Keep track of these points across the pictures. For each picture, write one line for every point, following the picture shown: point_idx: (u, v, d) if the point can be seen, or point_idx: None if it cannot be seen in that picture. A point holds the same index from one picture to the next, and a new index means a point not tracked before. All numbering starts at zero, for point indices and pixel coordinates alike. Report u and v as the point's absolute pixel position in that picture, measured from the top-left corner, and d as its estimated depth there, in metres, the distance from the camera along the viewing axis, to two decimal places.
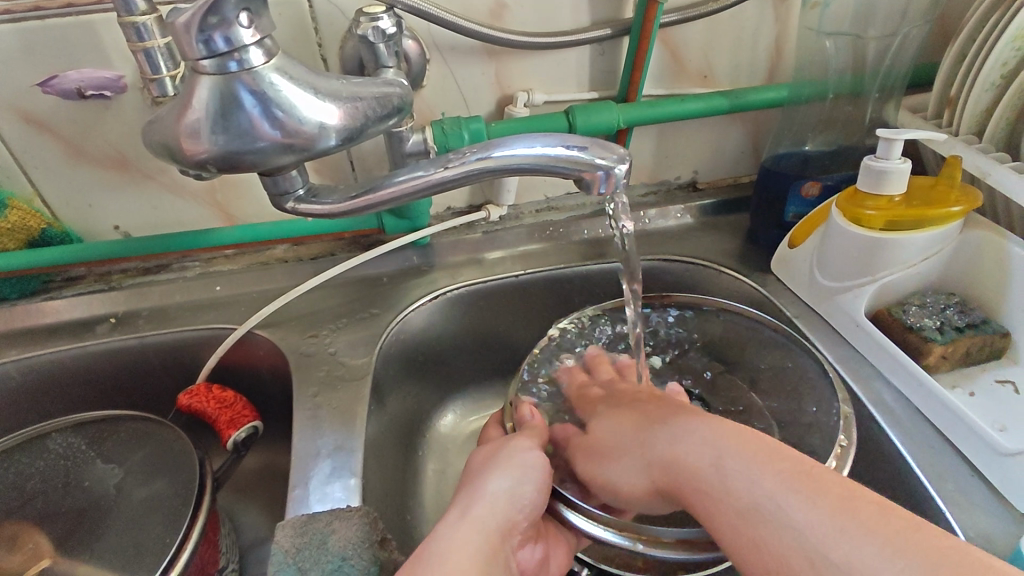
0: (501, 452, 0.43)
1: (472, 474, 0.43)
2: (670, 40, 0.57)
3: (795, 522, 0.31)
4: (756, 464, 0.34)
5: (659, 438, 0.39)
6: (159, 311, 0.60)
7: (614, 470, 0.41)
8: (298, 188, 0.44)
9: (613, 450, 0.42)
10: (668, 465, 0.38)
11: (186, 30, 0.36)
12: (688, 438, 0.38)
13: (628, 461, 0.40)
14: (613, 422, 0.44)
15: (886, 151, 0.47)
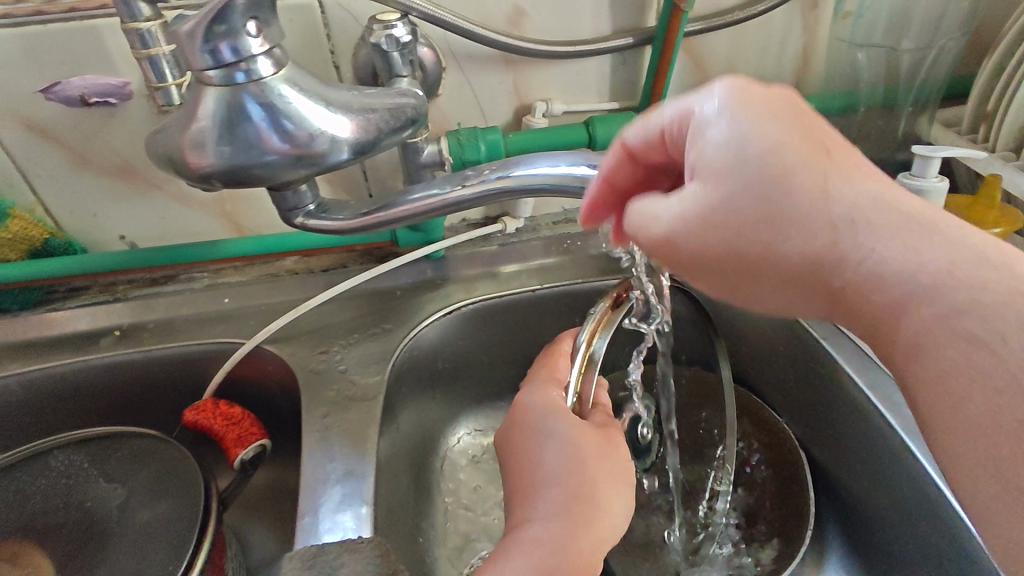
0: (614, 450, 0.44)
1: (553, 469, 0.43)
2: (693, 49, 0.55)
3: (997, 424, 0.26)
4: (959, 282, 0.27)
5: (850, 185, 0.29)
6: (165, 323, 0.58)
7: (749, 276, 0.31)
8: (308, 204, 0.42)
9: (733, 147, 0.28)
10: (833, 262, 0.29)
11: (191, 40, 0.34)
12: (850, 194, 0.29)
13: (769, 269, 0.30)
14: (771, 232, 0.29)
15: (922, 168, 0.45)
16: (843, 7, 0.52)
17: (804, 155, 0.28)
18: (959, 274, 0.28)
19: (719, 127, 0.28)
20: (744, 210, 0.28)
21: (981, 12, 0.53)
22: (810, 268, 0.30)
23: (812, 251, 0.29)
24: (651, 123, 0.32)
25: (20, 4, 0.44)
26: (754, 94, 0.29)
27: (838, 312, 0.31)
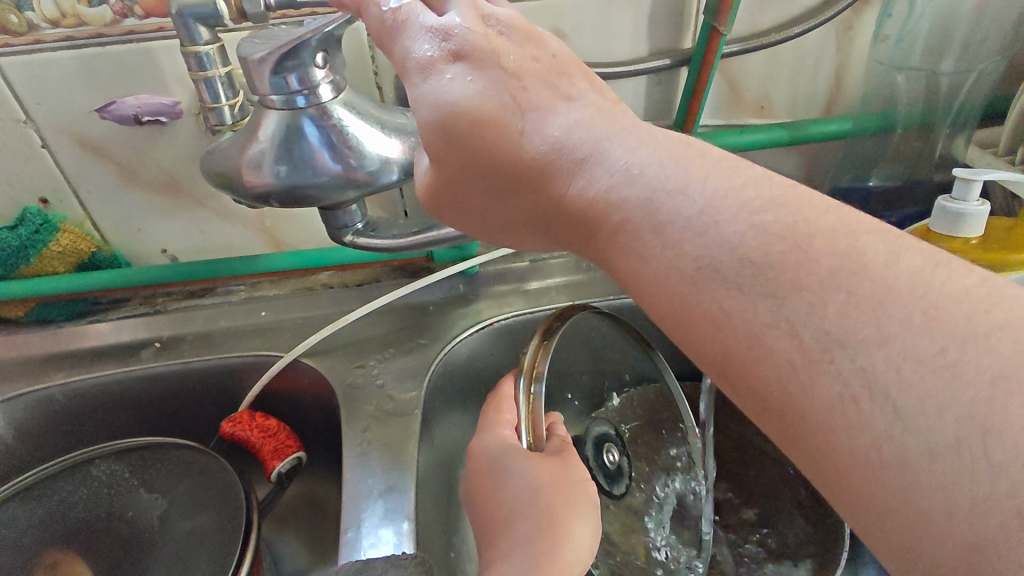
0: (566, 475, 0.41)
1: (517, 501, 0.40)
2: (728, 71, 0.55)
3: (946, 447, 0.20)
4: (836, 291, 0.23)
5: (549, 114, 0.31)
6: (203, 336, 0.59)
7: (626, 279, 0.30)
8: (357, 222, 0.43)
9: (478, 85, 0.30)
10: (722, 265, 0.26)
11: (260, 66, 0.35)
12: (733, 230, 0.26)
13: (652, 278, 0.28)
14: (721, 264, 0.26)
15: (963, 192, 0.45)
16: (882, 31, 0.52)
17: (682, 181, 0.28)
18: (809, 288, 0.24)
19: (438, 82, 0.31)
20: (519, 168, 0.31)
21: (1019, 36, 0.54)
22: (577, 208, 0.30)
23: (591, 194, 0.30)
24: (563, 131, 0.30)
25: (80, 27, 0.46)
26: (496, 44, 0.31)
27: (590, 249, 0.32)
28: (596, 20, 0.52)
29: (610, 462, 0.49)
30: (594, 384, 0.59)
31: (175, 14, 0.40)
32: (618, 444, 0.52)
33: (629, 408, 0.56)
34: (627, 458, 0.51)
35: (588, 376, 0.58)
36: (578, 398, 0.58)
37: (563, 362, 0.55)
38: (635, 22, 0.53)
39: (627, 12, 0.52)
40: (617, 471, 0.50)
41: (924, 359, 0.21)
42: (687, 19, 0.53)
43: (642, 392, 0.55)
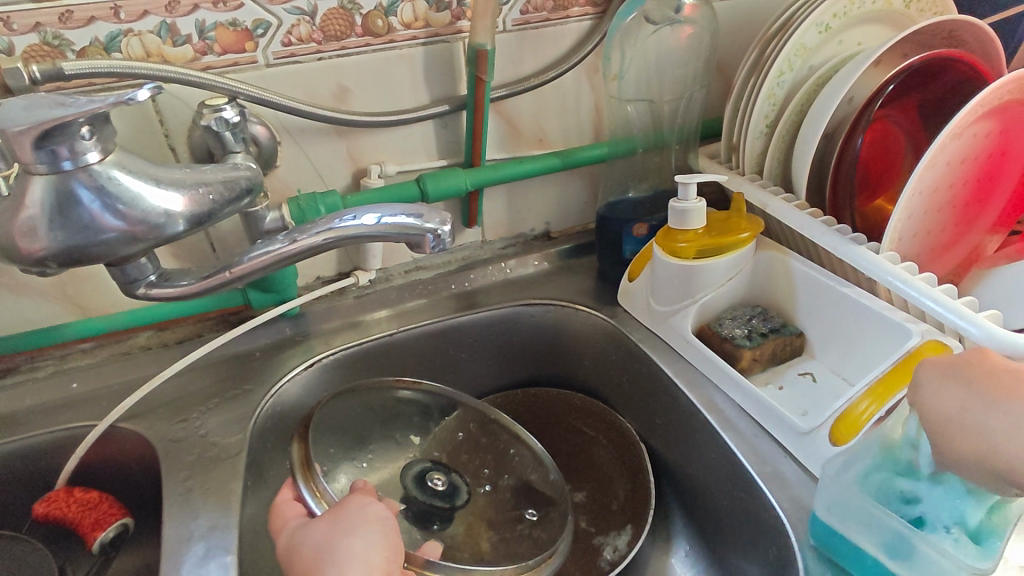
0: (344, 513, 0.45)
1: (314, 545, 0.43)
2: (503, 111, 0.64)
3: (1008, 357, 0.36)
4: None
5: None
6: (4, 418, 0.56)
7: None
8: (149, 274, 0.45)
9: None
10: None
11: (21, 138, 0.36)
12: None
13: None
14: None
15: (684, 193, 0.56)
16: (610, 71, 0.65)
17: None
18: None
19: None
20: None
21: (715, 67, 0.68)
22: None
23: None
24: None
25: None
26: None
27: None
28: (374, 74, 0.58)
29: (438, 485, 0.54)
30: (384, 433, 0.57)
31: None
32: (441, 468, 0.56)
33: (432, 440, 0.59)
34: (455, 474, 0.56)
35: (380, 432, 0.57)
36: (369, 452, 0.55)
37: (334, 423, 0.54)
38: (411, 74, 0.59)
39: (402, 66, 0.59)
40: (450, 489, 0.54)
41: None
42: (458, 69, 0.61)
43: (442, 421, 0.60)
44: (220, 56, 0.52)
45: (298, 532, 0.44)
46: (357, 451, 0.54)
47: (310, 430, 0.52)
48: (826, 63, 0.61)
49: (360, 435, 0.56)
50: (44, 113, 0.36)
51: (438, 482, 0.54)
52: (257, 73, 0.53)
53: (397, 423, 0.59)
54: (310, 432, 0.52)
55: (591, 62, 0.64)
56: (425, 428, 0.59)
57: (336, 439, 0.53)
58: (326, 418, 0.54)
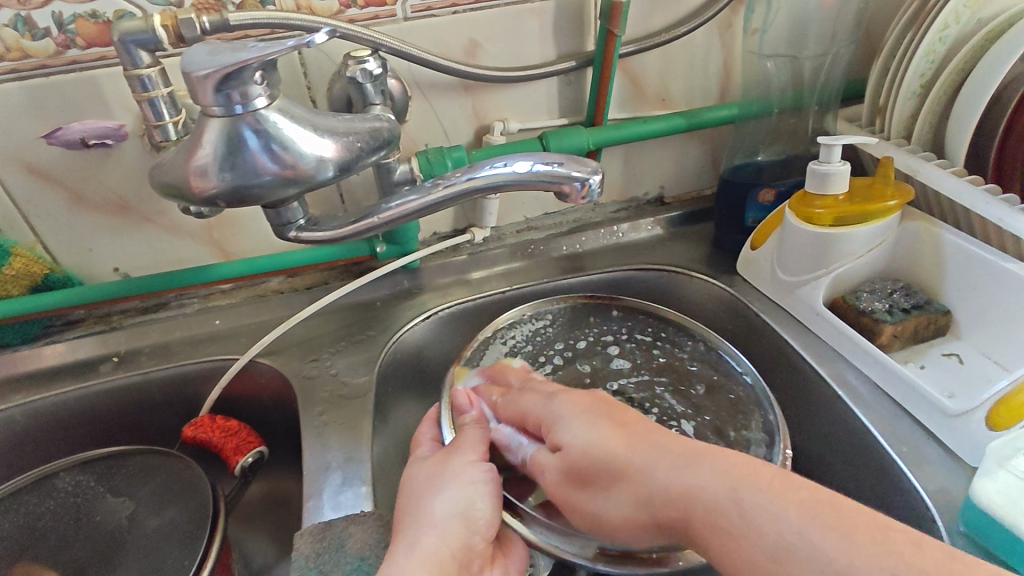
0: (446, 467, 0.42)
1: (409, 497, 0.41)
2: (629, 68, 0.62)
3: (719, 484, 0.34)
4: (686, 456, 0.36)
5: (568, 429, 0.42)
6: (160, 347, 0.62)
7: (631, 464, 0.37)
8: (299, 219, 0.48)
9: (581, 433, 0.41)
10: (651, 487, 0.36)
11: (204, 82, 0.39)
12: (586, 432, 0.41)
13: (658, 473, 0.36)
14: (595, 432, 0.40)
15: (827, 155, 0.53)
16: (750, 25, 0.60)
17: (725, 487, 0.33)
18: (639, 432, 0.40)
19: (567, 429, 0.42)
20: (597, 458, 0.39)
21: (864, 23, 0.63)
22: (593, 452, 0.39)
23: (658, 480, 0.36)
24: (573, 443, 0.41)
25: (24, 59, 0.49)
26: (576, 398, 0.44)
27: (627, 428, 0.40)
28: (504, 28, 0.58)
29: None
30: (574, 353, 0.59)
31: (118, 42, 0.44)
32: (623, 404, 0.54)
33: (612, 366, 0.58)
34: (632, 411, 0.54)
35: (563, 355, 0.59)
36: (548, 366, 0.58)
37: (500, 346, 0.59)
38: (541, 29, 0.59)
39: (532, 20, 0.58)
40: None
41: (726, 499, 0.33)
42: (587, 24, 0.60)
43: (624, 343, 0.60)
44: (362, 9, 0.53)
45: (412, 467, 0.44)
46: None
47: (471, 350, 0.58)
48: (998, 15, 0.55)
49: (535, 353, 0.59)
50: (227, 58, 0.38)
51: None
52: (395, 27, 0.55)
53: (579, 345, 0.60)
54: (466, 352, 0.57)
55: (726, 17, 0.61)
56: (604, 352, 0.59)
57: (511, 355, 0.59)
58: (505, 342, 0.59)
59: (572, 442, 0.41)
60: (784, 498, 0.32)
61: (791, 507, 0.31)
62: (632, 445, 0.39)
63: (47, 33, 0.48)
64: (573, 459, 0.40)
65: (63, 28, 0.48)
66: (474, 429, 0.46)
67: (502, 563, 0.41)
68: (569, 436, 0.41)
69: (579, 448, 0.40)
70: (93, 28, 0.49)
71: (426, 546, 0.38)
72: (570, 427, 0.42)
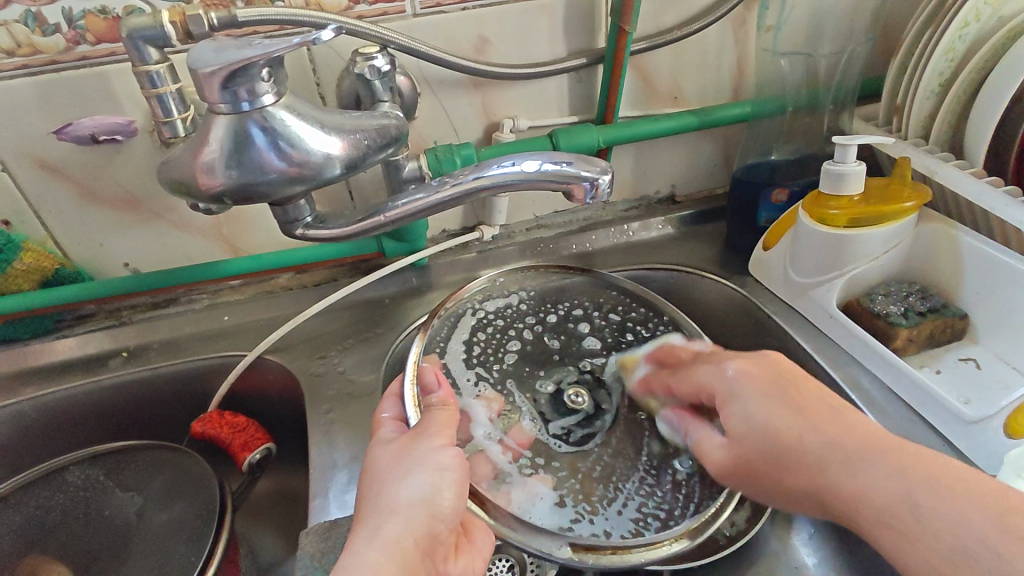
0: (412, 451, 0.40)
1: (374, 479, 0.39)
2: (641, 66, 0.61)
3: (886, 464, 0.35)
4: (838, 423, 0.38)
5: (740, 404, 0.41)
6: (170, 343, 0.62)
7: (800, 433, 0.39)
8: (306, 216, 0.47)
9: (759, 404, 0.41)
10: (795, 449, 0.38)
11: (210, 79, 0.39)
12: (752, 406, 0.41)
13: (816, 440, 0.38)
14: (762, 407, 0.40)
15: (842, 155, 0.51)
16: (764, 22, 0.59)
17: (907, 491, 0.34)
18: (806, 395, 0.40)
19: (736, 400, 0.42)
20: (775, 445, 0.39)
21: (882, 19, 0.62)
22: (771, 430, 0.39)
23: (769, 427, 0.39)
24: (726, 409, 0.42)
25: (35, 55, 0.49)
26: (752, 372, 0.42)
27: (799, 394, 0.40)
28: (514, 24, 0.57)
29: (580, 406, 0.52)
30: (540, 328, 0.59)
31: (126, 38, 0.44)
32: (588, 384, 0.55)
33: (579, 342, 0.58)
34: (601, 392, 0.54)
35: (530, 330, 0.58)
36: (515, 340, 0.57)
37: (466, 316, 0.58)
38: (551, 26, 0.58)
39: (542, 17, 0.57)
40: (592, 410, 0.53)
41: (878, 475, 0.35)
42: (598, 21, 0.59)
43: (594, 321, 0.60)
44: (371, 5, 0.53)
45: (376, 449, 0.41)
46: (495, 352, 0.55)
47: (433, 323, 0.55)
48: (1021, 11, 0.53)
49: (500, 326, 0.58)
50: (234, 54, 0.38)
51: (577, 397, 0.53)
52: (404, 23, 0.54)
53: (546, 320, 0.59)
54: (431, 326, 0.55)
55: (740, 14, 0.60)
56: (570, 329, 0.59)
57: (479, 328, 0.57)
58: (472, 315, 0.58)
59: (734, 399, 0.42)
60: (903, 473, 0.34)
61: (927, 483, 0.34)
62: (794, 417, 0.39)
63: (58, 29, 0.48)
64: (740, 437, 0.41)
65: (74, 24, 0.48)
66: (442, 409, 0.43)
67: (468, 554, 0.39)
68: (739, 404, 0.41)
69: (742, 427, 0.41)
70: (102, 23, 0.49)
71: (388, 533, 0.35)
72: (745, 386, 0.42)
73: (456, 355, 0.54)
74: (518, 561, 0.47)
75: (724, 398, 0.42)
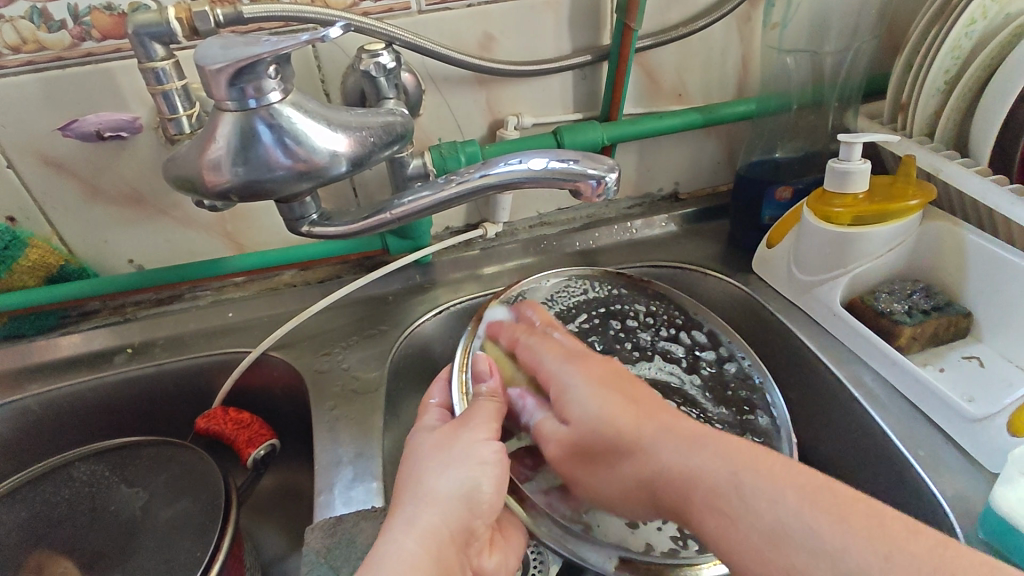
0: (453, 442, 0.40)
1: (411, 469, 0.39)
2: (646, 63, 0.61)
3: (779, 488, 0.33)
4: (705, 435, 0.37)
5: (580, 402, 0.41)
6: (174, 339, 0.63)
7: (647, 437, 0.38)
8: (312, 213, 0.47)
9: (601, 406, 0.40)
10: (648, 445, 0.38)
11: (217, 76, 0.39)
12: (592, 403, 0.41)
13: (694, 459, 0.36)
14: (603, 401, 0.41)
15: (847, 153, 0.51)
16: (770, 19, 0.59)
17: (798, 512, 0.32)
18: (658, 414, 0.40)
19: (581, 402, 0.41)
20: (633, 437, 0.39)
21: (888, 16, 0.62)
22: (623, 429, 0.39)
23: (632, 431, 0.39)
24: (573, 412, 0.41)
25: (40, 51, 0.49)
26: (593, 369, 0.44)
27: (639, 402, 0.41)
28: (520, 21, 0.57)
29: None
30: (593, 328, 0.58)
31: (132, 34, 0.44)
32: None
33: (641, 344, 0.57)
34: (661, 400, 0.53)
35: (582, 329, 0.57)
36: (565, 337, 0.56)
37: (525, 308, 0.57)
38: (556, 23, 0.58)
39: (547, 14, 0.57)
40: None
41: (749, 494, 0.33)
42: (603, 18, 0.59)
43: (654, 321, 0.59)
44: (376, 2, 0.53)
45: (416, 438, 0.42)
46: None
47: (490, 312, 0.55)
48: None
49: (559, 320, 0.58)
50: (241, 52, 0.38)
51: None
52: (409, 20, 0.54)
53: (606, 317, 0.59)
54: (491, 312, 0.55)
55: (745, 11, 0.60)
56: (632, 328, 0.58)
57: None
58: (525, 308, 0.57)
59: (582, 413, 0.41)
60: (806, 498, 0.32)
61: (813, 509, 0.32)
62: (640, 416, 0.40)
63: (63, 25, 0.48)
64: (585, 430, 0.40)
65: (79, 20, 0.48)
66: (488, 401, 0.43)
67: (502, 551, 0.40)
68: (574, 384, 0.42)
69: (598, 422, 0.40)
70: (108, 19, 0.49)
71: (424, 523, 0.36)
72: (590, 400, 0.41)
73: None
74: (522, 557, 0.47)
75: (562, 390, 0.43)
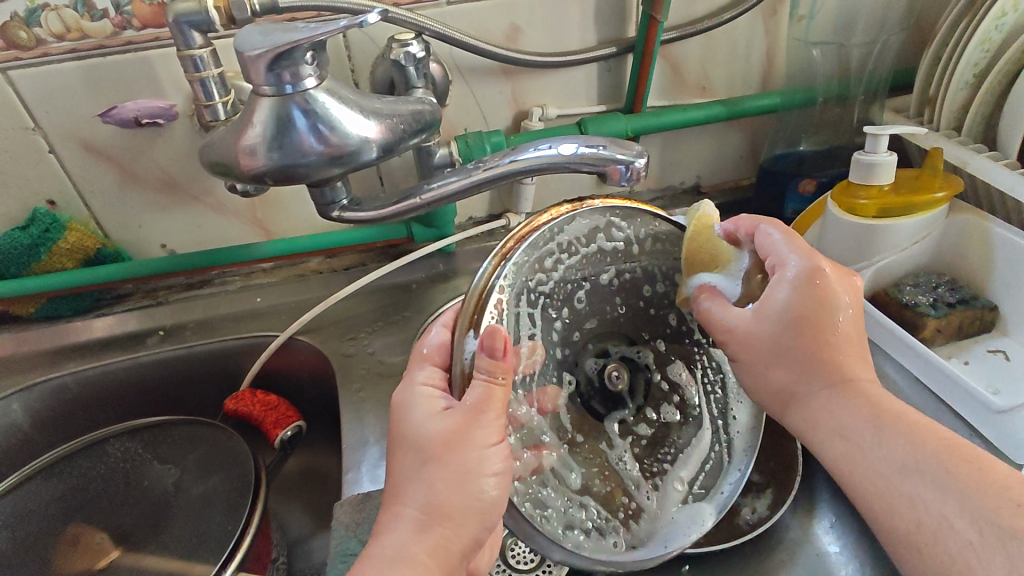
0: (459, 449, 0.34)
1: (411, 468, 0.35)
2: (670, 55, 0.62)
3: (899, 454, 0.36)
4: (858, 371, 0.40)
5: (776, 290, 0.40)
6: (204, 322, 0.64)
7: (813, 351, 0.39)
8: (342, 199, 0.49)
9: (792, 310, 0.40)
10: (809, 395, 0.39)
11: (256, 61, 0.40)
12: (781, 297, 0.40)
13: (834, 415, 0.38)
14: (796, 303, 0.40)
15: (873, 145, 0.52)
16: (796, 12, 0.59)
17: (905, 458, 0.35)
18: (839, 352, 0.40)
19: (781, 293, 0.40)
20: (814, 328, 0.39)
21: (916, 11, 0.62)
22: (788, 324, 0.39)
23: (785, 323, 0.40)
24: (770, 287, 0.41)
25: (83, 39, 0.51)
26: (816, 298, 0.39)
27: (826, 333, 0.40)
28: (547, 13, 0.58)
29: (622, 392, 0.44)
30: (619, 283, 0.44)
31: (172, 22, 0.45)
32: (632, 364, 0.45)
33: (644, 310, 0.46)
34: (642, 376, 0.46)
35: (607, 281, 0.43)
36: (584, 292, 0.43)
37: (545, 245, 0.39)
38: (582, 16, 0.59)
39: (574, 5, 0.58)
40: (627, 395, 0.44)
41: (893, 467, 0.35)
42: (628, 10, 0.59)
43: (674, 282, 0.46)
44: None
45: (406, 426, 0.35)
46: (561, 297, 0.41)
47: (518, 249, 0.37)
48: None
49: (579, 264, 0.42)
50: (280, 38, 0.39)
51: (620, 377, 0.44)
52: (438, 11, 0.55)
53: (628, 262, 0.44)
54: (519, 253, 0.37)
55: (771, 4, 0.60)
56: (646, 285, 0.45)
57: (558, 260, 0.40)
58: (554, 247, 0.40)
59: (776, 285, 0.40)
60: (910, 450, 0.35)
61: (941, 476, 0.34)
62: (828, 352, 0.40)
63: (105, 14, 0.50)
64: (757, 322, 0.40)
65: (120, 9, 0.50)
66: (490, 387, 0.34)
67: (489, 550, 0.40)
68: (788, 269, 0.40)
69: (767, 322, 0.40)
70: (148, 9, 0.50)
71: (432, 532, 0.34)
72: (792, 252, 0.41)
73: (523, 298, 0.38)
74: None
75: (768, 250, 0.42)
